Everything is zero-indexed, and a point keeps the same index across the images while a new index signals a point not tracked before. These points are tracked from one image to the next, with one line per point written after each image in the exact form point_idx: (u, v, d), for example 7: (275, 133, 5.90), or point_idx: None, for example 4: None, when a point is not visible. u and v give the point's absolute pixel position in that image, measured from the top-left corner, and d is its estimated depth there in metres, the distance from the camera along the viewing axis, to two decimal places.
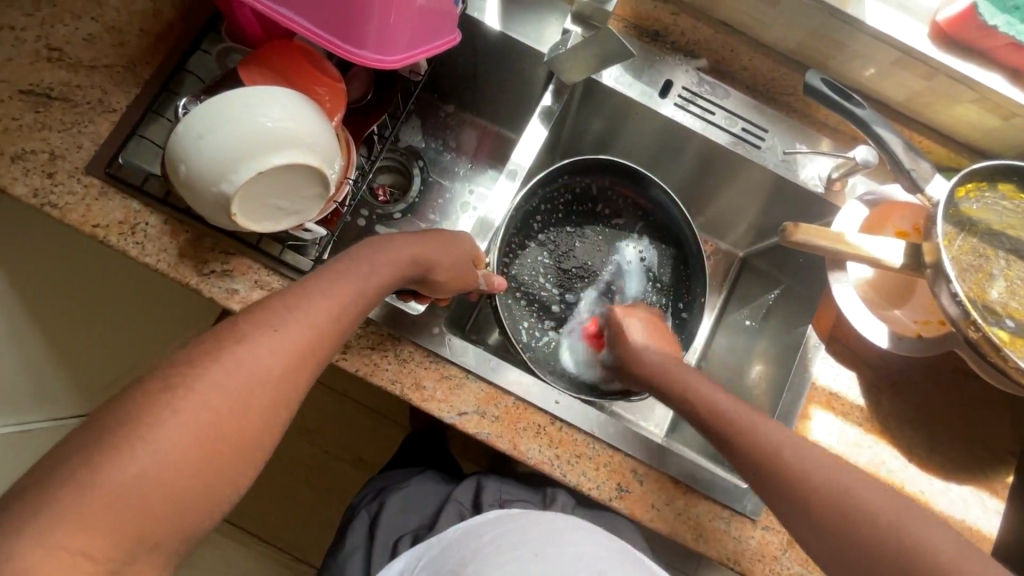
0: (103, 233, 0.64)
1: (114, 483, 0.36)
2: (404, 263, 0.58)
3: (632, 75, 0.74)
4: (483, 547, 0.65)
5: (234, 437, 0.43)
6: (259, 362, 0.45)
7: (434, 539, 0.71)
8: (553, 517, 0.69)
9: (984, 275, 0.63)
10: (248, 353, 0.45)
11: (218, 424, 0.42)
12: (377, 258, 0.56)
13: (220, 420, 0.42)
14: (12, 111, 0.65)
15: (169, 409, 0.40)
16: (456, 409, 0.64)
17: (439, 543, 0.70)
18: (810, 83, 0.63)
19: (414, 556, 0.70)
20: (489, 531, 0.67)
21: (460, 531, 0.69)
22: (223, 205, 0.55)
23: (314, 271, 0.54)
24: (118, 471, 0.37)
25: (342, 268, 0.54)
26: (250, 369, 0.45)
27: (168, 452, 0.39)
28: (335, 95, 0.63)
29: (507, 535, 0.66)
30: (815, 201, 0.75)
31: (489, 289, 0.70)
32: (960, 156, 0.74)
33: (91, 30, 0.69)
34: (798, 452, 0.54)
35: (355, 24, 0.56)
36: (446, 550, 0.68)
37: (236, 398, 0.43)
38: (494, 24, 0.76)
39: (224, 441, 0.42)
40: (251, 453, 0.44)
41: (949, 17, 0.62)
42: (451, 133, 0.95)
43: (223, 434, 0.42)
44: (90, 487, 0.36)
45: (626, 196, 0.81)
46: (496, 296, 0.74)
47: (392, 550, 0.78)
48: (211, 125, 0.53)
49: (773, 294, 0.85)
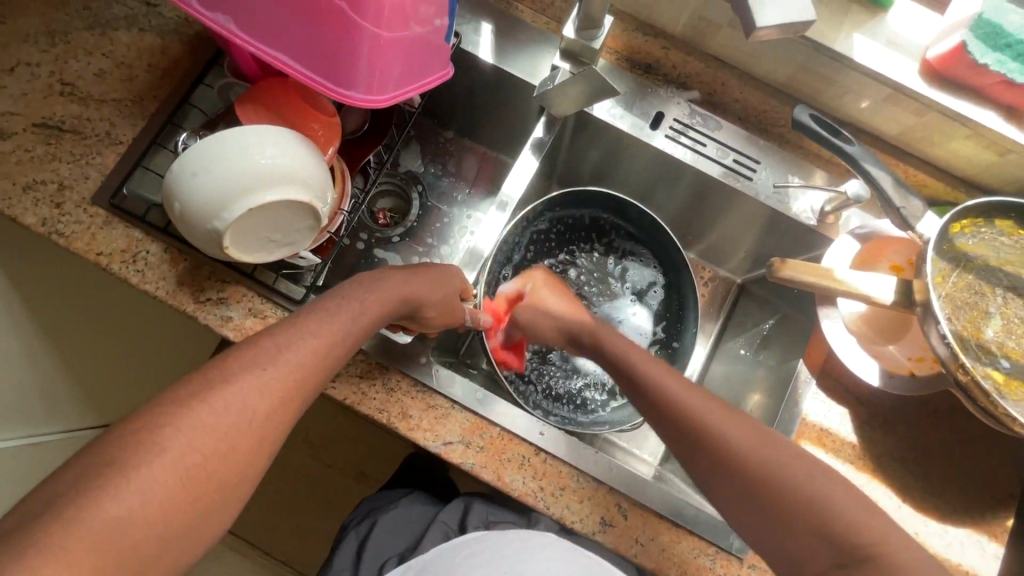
0: (106, 261, 0.67)
1: (99, 513, 0.38)
2: (393, 299, 0.59)
3: (623, 107, 0.75)
4: (456, 566, 0.67)
5: (218, 467, 0.44)
6: (245, 393, 0.46)
7: (414, 560, 0.73)
8: (524, 534, 0.70)
9: (979, 313, 0.61)
10: (237, 381, 0.47)
11: (201, 454, 0.43)
12: (367, 299, 0.57)
13: (202, 450, 0.43)
14: (26, 143, 0.68)
15: (155, 440, 0.42)
16: (441, 438, 0.65)
17: (419, 560, 0.72)
18: (798, 118, 0.63)
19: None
20: (464, 549, 0.69)
21: (440, 549, 0.71)
22: (214, 239, 0.57)
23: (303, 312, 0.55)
24: (103, 501, 0.38)
25: (332, 312, 0.55)
26: (237, 397, 0.46)
27: (152, 482, 0.40)
28: (330, 131, 0.66)
29: (478, 554, 0.68)
30: (809, 233, 0.74)
31: (475, 326, 0.71)
32: (957, 190, 0.73)
33: (102, 65, 0.72)
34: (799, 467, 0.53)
35: (345, 67, 0.57)
36: (426, 566, 0.70)
37: (223, 429, 0.45)
38: (488, 58, 0.78)
39: (207, 471, 0.43)
40: (235, 482, 0.45)
41: (940, 54, 0.62)
42: (450, 158, 0.96)
43: (207, 464, 0.43)
44: (74, 517, 0.37)
45: (619, 227, 0.82)
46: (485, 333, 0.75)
47: (380, 568, 0.79)
48: (207, 163, 0.55)
49: (768, 323, 0.84)
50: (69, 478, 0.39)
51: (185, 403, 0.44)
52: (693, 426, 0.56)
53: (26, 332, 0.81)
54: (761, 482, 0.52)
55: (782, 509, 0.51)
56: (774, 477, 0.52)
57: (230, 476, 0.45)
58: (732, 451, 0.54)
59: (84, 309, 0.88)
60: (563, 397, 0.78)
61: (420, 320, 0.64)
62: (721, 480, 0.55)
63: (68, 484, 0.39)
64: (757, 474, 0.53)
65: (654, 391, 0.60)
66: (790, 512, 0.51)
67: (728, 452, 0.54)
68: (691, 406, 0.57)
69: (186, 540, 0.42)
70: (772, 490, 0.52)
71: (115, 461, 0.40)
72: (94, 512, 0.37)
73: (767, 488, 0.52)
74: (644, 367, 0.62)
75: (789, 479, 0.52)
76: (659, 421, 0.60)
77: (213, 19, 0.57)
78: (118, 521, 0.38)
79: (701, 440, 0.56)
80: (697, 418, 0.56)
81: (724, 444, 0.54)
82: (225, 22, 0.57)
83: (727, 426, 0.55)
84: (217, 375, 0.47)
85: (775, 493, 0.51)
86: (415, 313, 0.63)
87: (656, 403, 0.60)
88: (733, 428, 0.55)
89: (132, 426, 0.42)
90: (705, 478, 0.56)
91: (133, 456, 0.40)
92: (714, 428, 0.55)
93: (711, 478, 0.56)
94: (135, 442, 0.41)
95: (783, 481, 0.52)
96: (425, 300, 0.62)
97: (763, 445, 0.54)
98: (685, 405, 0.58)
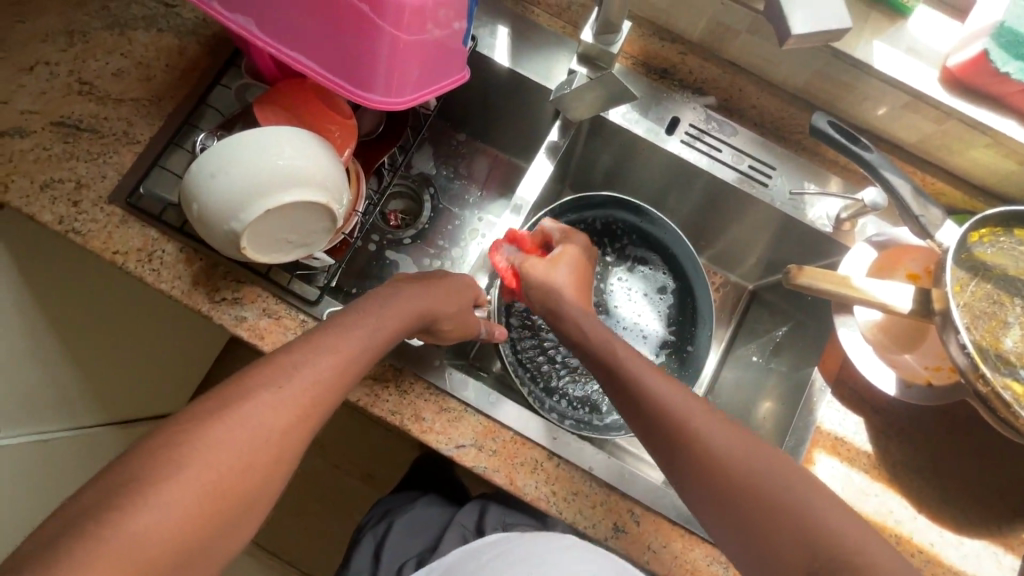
0: (122, 260, 0.67)
1: (123, 527, 0.38)
2: (408, 307, 0.59)
3: (639, 112, 0.75)
4: (482, 568, 0.67)
5: (238, 475, 0.44)
6: (263, 407, 0.47)
7: (434, 563, 0.73)
8: (550, 537, 0.68)
9: (998, 323, 0.60)
10: (256, 393, 0.47)
11: (219, 471, 0.43)
12: (384, 311, 0.58)
13: (221, 467, 0.43)
14: (44, 142, 0.69)
15: (175, 460, 0.42)
16: (454, 441, 0.65)
17: (441, 564, 0.71)
18: (816, 125, 0.62)
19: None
20: (488, 551, 0.69)
21: (462, 552, 0.71)
22: (231, 240, 0.57)
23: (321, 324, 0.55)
24: (125, 517, 0.38)
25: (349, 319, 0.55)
26: (256, 410, 0.46)
27: (173, 496, 0.40)
28: (346, 132, 0.66)
29: (504, 555, 0.67)
30: (825, 240, 0.74)
31: (490, 339, 0.72)
32: (975, 199, 0.72)
33: (120, 65, 0.72)
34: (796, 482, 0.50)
35: (366, 70, 0.58)
36: (449, 570, 0.69)
37: (242, 437, 0.45)
38: (504, 61, 0.78)
39: (226, 487, 0.43)
40: (253, 493, 0.45)
41: (961, 62, 0.62)
42: (462, 161, 0.96)
43: (227, 477, 0.43)
44: (98, 533, 0.37)
45: (629, 229, 0.81)
46: (503, 342, 0.76)
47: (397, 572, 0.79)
48: (225, 164, 0.55)
49: (781, 330, 0.83)
50: (92, 493, 0.39)
51: (206, 419, 0.44)
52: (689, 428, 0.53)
53: (39, 329, 0.81)
54: (775, 512, 0.49)
55: (793, 543, 0.48)
56: (789, 507, 0.49)
57: (248, 485, 0.45)
58: None
59: (98, 306, 0.88)
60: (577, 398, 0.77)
61: (435, 332, 0.64)
62: (726, 510, 0.51)
63: (94, 496, 0.39)
64: (768, 504, 0.49)
65: (659, 412, 0.55)
66: (804, 548, 0.47)
67: (740, 478, 0.51)
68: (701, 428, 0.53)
69: (205, 550, 0.42)
70: (786, 522, 0.48)
71: (139, 477, 0.40)
72: (117, 527, 0.37)
73: (781, 521, 0.48)
74: (650, 382, 0.57)
75: (801, 511, 0.48)
76: (660, 445, 0.55)
77: (234, 20, 0.57)
78: (141, 538, 0.38)
79: (709, 465, 0.52)
80: (706, 440, 0.53)
81: (734, 468, 0.51)
82: (246, 23, 0.57)
83: (733, 451, 0.52)
84: (238, 388, 0.47)
85: (790, 524, 0.48)
86: (431, 326, 0.63)
87: (657, 426, 0.55)
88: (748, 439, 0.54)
89: (153, 443, 0.42)
90: (705, 507, 0.53)
91: (157, 472, 0.41)
92: (721, 454, 0.52)
93: (713, 507, 0.52)
94: (156, 458, 0.41)
95: (799, 510, 0.48)
96: (440, 315, 0.62)
97: (778, 471, 0.50)
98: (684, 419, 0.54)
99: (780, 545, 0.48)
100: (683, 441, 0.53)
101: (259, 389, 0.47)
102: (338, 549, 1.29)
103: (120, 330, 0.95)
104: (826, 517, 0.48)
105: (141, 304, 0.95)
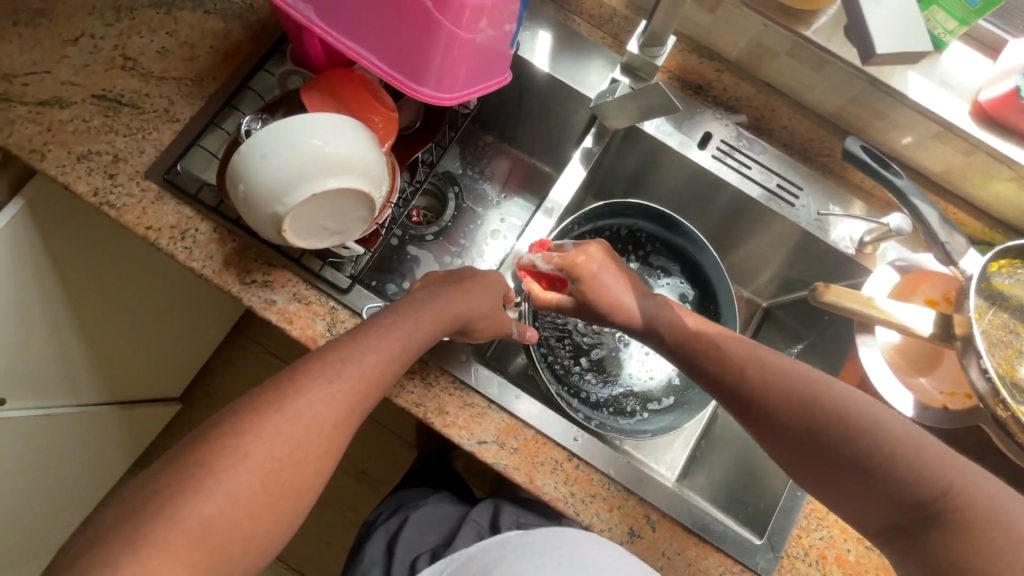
0: (154, 236, 0.67)
1: (184, 515, 0.39)
2: (448, 314, 0.60)
3: (673, 126, 0.76)
4: (511, 557, 0.66)
5: (296, 463, 0.45)
6: (305, 391, 0.47)
7: (452, 555, 0.72)
8: (576, 530, 0.66)
9: (1013, 351, 0.61)
10: (306, 384, 0.48)
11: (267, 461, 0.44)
12: (423, 313, 0.58)
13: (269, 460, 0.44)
14: (84, 114, 0.69)
15: (232, 447, 0.43)
16: (476, 437, 0.65)
17: (461, 555, 0.71)
18: (849, 148, 0.64)
19: (436, 569, 0.71)
20: (514, 541, 0.68)
21: (487, 542, 0.70)
22: (275, 224, 0.58)
23: (361, 323, 0.56)
24: (180, 501, 0.39)
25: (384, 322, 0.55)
26: (307, 401, 0.47)
27: (229, 481, 0.41)
28: (388, 125, 0.66)
29: (531, 545, 0.66)
30: (845, 261, 0.75)
31: (520, 340, 0.69)
32: (995, 231, 0.74)
33: (165, 43, 0.73)
34: (814, 401, 0.54)
35: (418, 64, 0.59)
36: (474, 556, 0.69)
37: (290, 427, 0.46)
38: (543, 66, 0.79)
39: (271, 470, 0.44)
40: (299, 490, 0.45)
41: (992, 98, 0.65)
42: (486, 162, 0.97)
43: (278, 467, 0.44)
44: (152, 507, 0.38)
45: (655, 237, 0.83)
46: (532, 345, 0.74)
47: (410, 568, 0.78)
48: (275, 147, 0.55)
49: (796, 347, 0.86)
50: (160, 478, 0.40)
51: (262, 409, 0.45)
52: (704, 349, 0.62)
53: (58, 300, 0.81)
54: (793, 416, 0.55)
55: (841, 463, 0.52)
56: (808, 406, 0.54)
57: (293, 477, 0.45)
58: (769, 397, 0.56)
59: (118, 281, 0.88)
60: (597, 336, 0.82)
61: (469, 333, 0.64)
62: (736, 403, 0.59)
63: (154, 479, 0.40)
64: (767, 390, 0.57)
65: (685, 338, 0.64)
66: (825, 446, 0.52)
67: (753, 375, 0.58)
68: (726, 346, 0.61)
69: (264, 534, 0.43)
70: (799, 423, 0.54)
71: (201, 460, 0.41)
72: (172, 510, 0.39)
73: (836, 452, 0.52)
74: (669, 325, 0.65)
75: (814, 397, 0.54)
76: (690, 368, 0.64)
77: (294, 7, 0.58)
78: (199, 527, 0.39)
79: (712, 355, 0.61)
80: (737, 382, 0.59)
81: (752, 379, 0.58)
82: (306, 11, 0.58)
83: (754, 371, 0.58)
84: (284, 378, 0.48)
85: (834, 447, 0.52)
86: (464, 328, 0.63)
87: (682, 350, 0.64)
88: (769, 359, 0.59)
89: (207, 433, 0.44)
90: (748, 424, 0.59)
91: (212, 460, 0.42)
92: (735, 360, 0.60)
93: (747, 420, 0.58)
94: (210, 449, 0.42)
95: (835, 425, 0.52)
96: (475, 314, 0.62)
97: (797, 371, 0.57)
98: (699, 338, 0.63)
99: (786, 422, 0.55)
100: (703, 352, 0.62)
101: (305, 380, 0.48)
102: (332, 545, 1.28)
103: (144, 310, 0.96)
104: (842, 399, 0.54)
105: (169, 285, 0.95)
